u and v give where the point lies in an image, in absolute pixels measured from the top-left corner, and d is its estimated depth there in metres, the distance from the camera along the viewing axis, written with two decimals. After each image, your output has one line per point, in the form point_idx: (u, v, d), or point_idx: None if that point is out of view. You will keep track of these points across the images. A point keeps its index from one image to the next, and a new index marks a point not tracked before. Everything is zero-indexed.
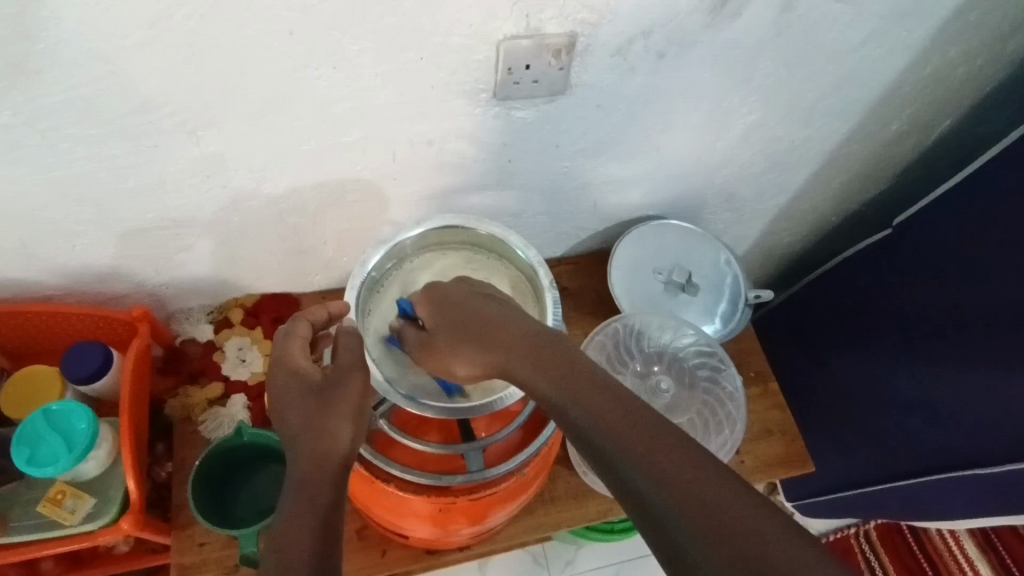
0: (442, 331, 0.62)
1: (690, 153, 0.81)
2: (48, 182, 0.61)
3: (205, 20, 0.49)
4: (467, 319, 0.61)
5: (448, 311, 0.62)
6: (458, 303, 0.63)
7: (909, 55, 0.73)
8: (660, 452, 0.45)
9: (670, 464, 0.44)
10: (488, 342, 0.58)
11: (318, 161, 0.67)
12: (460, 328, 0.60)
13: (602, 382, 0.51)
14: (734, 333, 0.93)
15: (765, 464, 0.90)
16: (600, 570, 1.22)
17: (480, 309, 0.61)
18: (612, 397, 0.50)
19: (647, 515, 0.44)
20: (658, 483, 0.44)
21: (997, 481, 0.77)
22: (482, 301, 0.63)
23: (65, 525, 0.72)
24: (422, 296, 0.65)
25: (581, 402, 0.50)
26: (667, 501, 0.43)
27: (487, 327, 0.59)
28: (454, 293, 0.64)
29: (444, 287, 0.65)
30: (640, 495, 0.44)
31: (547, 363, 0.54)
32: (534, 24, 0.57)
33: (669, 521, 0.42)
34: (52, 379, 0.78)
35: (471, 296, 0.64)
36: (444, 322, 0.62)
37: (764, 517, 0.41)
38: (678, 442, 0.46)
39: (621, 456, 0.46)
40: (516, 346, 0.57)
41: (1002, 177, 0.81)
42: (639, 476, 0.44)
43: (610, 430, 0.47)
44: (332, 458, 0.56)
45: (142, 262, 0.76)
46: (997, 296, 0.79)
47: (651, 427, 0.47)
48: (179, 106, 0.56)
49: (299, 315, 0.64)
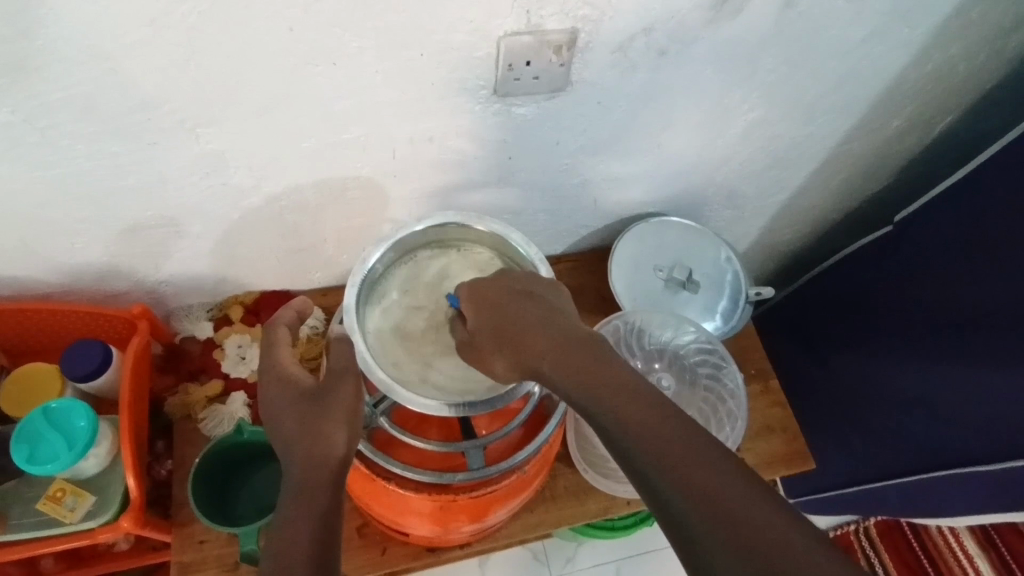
0: (481, 331, 0.61)
1: (691, 151, 0.81)
2: (48, 180, 0.61)
3: (204, 17, 0.49)
4: (502, 321, 0.60)
5: (485, 313, 0.61)
6: (494, 303, 0.61)
7: (911, 52, 0.73)
8: (680, 455, 0.45)
9: (689, 466, 0.45)
10: (525, 345, 0.58)
11: (318, 159, 0.67)
12: (496, 331, 0.59)
13: (628, 381, 0.52)
14: (734, 329, 0.93)
15: (766, 461, 0.90)
16: (601, 567, 1.22)
17: (515, 308, 0.60)
18: (635, 397, 0.50)
19: (666, 516, 0.44)
20: (677, 485, 0.44)
21: (998, 478, 0.77)
22: (518, 300, 0.61)
23: (66, 522, 0.72)
24: (466, 295, 0.63)
25: (606, 400, 0.51)
26: (685, 502, 0.43)
27: (525, 329, 0.58)
28: (491, 292, 0.62)
29: (484, 283, 0.63)
30: (659, 496, 0.45)
31: (580, 366, 0.54)
32: (534, 21, 0.56)
33: (689, 523, 0.43)
34: (51, 376, 0.77)
35: (509, 294, 0.62)
36: (484, 322, 0.61)
37: (780, 520, 0.42)
38: (697, 444, 0.46)
39: (641, 455, 0.46)
40: (550, 349, 0.56)
41: (1003, 174, 0.81)
42: (658, 477, 0.45)
43: (633, 430, 0.48)
44: (328, 461, 0.56)
45: (142, 260, 0.76)
46: (999, 293, 0.78)
47: (672, 429, 0.47)
48: (179, 104, 0.56)
49: (274, 322, 0.68)
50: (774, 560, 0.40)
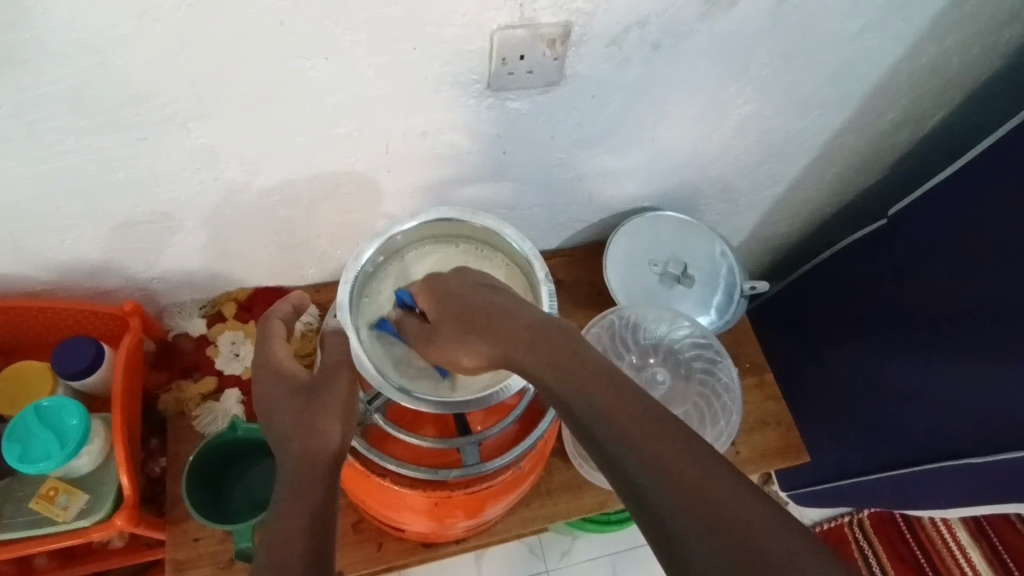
0: (444, 322, 0.61)
1: (686, 144, 0.80)
2: (37, 175, 0.60)
3: (194, 10, 0.48)
4: (467, 311, 0.60)
5: (446, 306, 0.61)
6: (458, 295, 0.62)
7: (906, 45, 0.73)
8: (657, 445, 0.45)
9: (670, 461, 0.44)
10: (490, 332, 0.57)
11: (311, 154, 0.66)
12: (460, 320, 0.60)
13: (606, 374, 0.51)
14: (729, 324, 0.93)
15: (760, 455, 0.90)
16: (596, 561, 1.22)
17: (477, 300, 0.61)
18: (610, 388, 0.50)
19: (648, 515, 0.43)
20: (659, 481, 0.43)
21: (991, 471, 0.78)
22: (478, 292, 0.62)
23: (59, 521, 0.72)
24: (422, 290, 0.65)
25: (581, 392, 0.50)
26: (666, 498, 0.42)
27: (488, 317, 0.59)
28: (450, 287, 0.63)
29: (442, 279, 0.65)
30: (640, 492, 0.44)
31: (549, 351, 0.54)
32: (529, 14, 0.56)
33: (664, 512, 0.42)
34: (43, 375, 0.77)
35: (467, 287, 0.63)
36: (447, 315, 0.61)
37: (766, 515, 0.41)
38: (678, 438, 0.45)
39: (616, 447, 0.46)
40: (518, 336, 0.56)
41: (997, 167, 0.81)
42: (641, 471, 0.44)
43: (609, 421, 0.47)
44: (322, 454, 0.56)
45: (133, 256, 0.75)
46: (992, 286, 0.79)
47: (653, 424, 0.46)
48: (169, 98, 0.55)
49: (270, 315, 0.69)
50: (758, 555, 0.39)
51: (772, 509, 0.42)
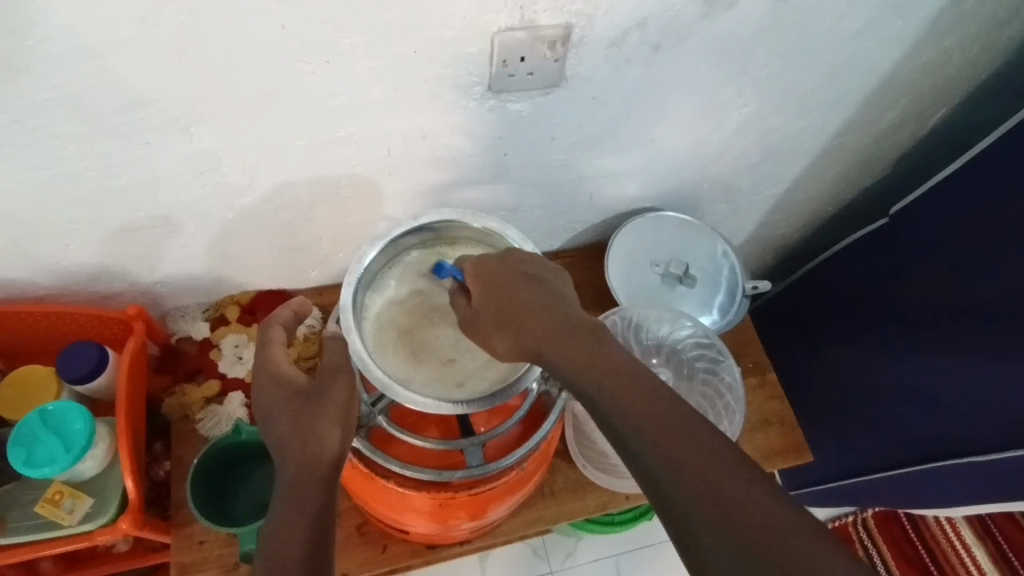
0: (485, 311, 0.59)
1: (686, 145, 0.81)
2: (38, 181, 0.60)
3: (195, 16, 0.49)
4: (509, 302, 0.58)
5: (491, 291, 0.60)
6: (503, 286, 0.60)
7: (905, 45, 0.73)
8: (679, 445, 0.45)
9: (689, 460, 0.45)
10: (527, 328, 0.57)
11: (312, 158, 0.67)
12: (500, 311, 0.58)
13: (629, 373, 0.51)
14: (731, 325, 0.92)
15: (763, 455, 0.90)
16: (600, 561, 1.22)
17: (519, 290, 0.59)
18: (636, 385, 0.50)
19: (667, 511, 0.44)
20: (678, 478, 0.44)
21: (995, 469, 0.78)
22: (525, 281, 0.60)
23: (63, 525, 0.72)
24: (473, 272, 0.62)
25: (608, 390, 0.50)
26: (686, 496, 0.43)
27: (526, 312, 0.58)
28: (500, 273, 0.61)
29: (492, 263, 0.62)
30: (659, 489, 0.44)
31: (579, 348, 0.54)
32: (528, 16, 0.56)
33: (686, 511, 0.43)
34: (47, 379, 0.77)
35: (515, 276, 0.60)
36: (490, 303, 0.59)
37: (782, 514, 0.42)
38: (699, 437, 0.46)
39: (639, 444, 0.46)
40: (553, 334, 0.56)
41: (997, 165, 0.81)
42: (663, 471, 0.45)
43: (633, 419, 0.48)
44: (322, 460, 0.56)
45: (135, 260, 0.76)
46: (994, 285, 0.79)
47: (674, 421, 0.47)
48: (170, 103, 0.56)
49: (269, 322, 0.67)
50: (775, 553, 0.40)
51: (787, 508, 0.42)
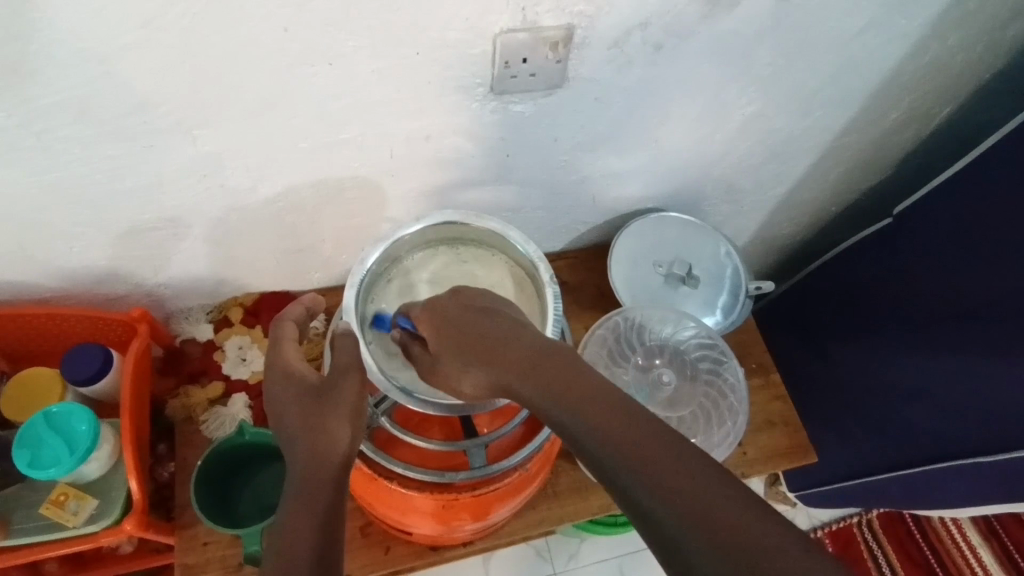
0: (445, 352, 0.60)
1: (689, 145, 0.80)
2: (44, 184, 0.61)
3: (198, 19, 0.49)
4: (467, 337, 0.59)
5: (445, 333, 0.60)
6: (457, 323, 0.60)
7: (908, 44, 0.72)
8: (650, 453, 0.44)
9: (662, 464, 0.43)
10: (492, 361, 0.56)
11: (315, 160, 0.67)
12: (461, 348, 0.58)
13: (597, 387, 0.51)
14: (735, 324, 0.92)
15: (767, 455, 0.90)
16: (604, 563, 1.22)
17: (475, 324, 0.60)
18: (605, 399, 0.49)
19: (647, 525, 0.42)
20: (658, 491, 0.42)
21: (1001, 470, 0.77)
22: (477, 315, 0.61)
23: (69, 527, 0.72)
24: (422, 317, 0.63)
25: (575, 408, 0.49)
26: (662, 506, 0.41)
27: (486, 343, 0.58)
28: (450, 313, 0.62)
29: (441, 305, 0.63)
30: (635, 503, 0.43)
31: (540, 373, 0.53)
32: (531, 17, 0.56)
33: (662, 522, 0.41)
34: (52, 381, 0.77)
35: (466, 312, 0.61)
36: (446, 344, 0.60)
37: (770, 527, 0.39)
38: (671, 444, 0.44)
39: (610, 459, 0.45)
40: (516, 360, 0.55)
41: (1002, 164, 0.81)
42: (636, 482, 0.43)
43: (602, 432, 0.47)
44: (332, 457, 0.56)
45: (139, 262, 0.76)
46: (999, 285, 0.78)
47: (647, 432, 0.46)
48: (174, 106, 0.56)
49: (282, 317, 0.69)
50: (766, 565, 0.37)
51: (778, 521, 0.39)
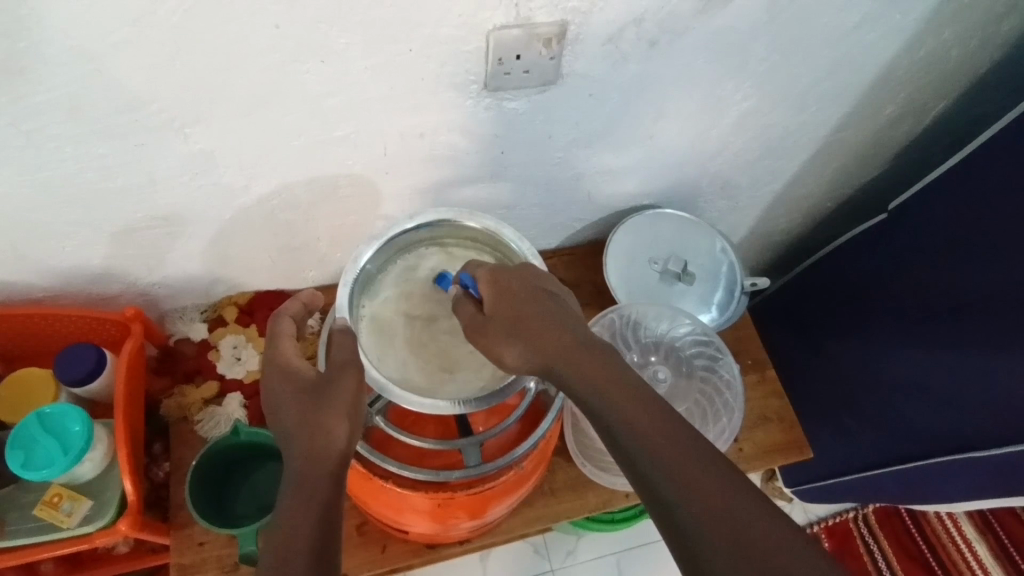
0: (497, 319, 0.60)
1: (685, 141, 0.80)
2: (34, 183, 0.60)
3: (189, 16, 0.48)
4: (523, 316, 0.59)
5: (507, 301, 0.60)
6: (518, 295, 0.61)
7: (903, 38, 0.72)
8: (673, 448, 0.48)
9: (683, 462, 0.47)
10: (542, 343, 0.58)
11: (308, 157, 0.66)
12: (515, 321, 0.59)
13: (626, 380, 0.54)
14: (731, 320, 0.92)
15: (764, 451, 0.90)
16: (600, 560, 1.22)
17: (535, 303, 0.60)
18: (631, 393, 0.52)
19: (662, 511, 0.46)
20: (677, 485, 0.46)
21: (998, 464, 0.77)
22: (540, 296, 0.61)
23: (64, 528, 0.71)
24: (489, 279, 0.62)
25: (605, 395, 0.53)
26: (678, 499, 0.46)
27: (541, 325, 0.59)
28: (514, 282, 0.62)
29: (508, 270, 0.62)
30: (656, 492, 0.47)
31: (574, 360, 0.56)
32: (524, 13, 0.56)
33: (680, 514, 0.45)
34: (46, 381, 0.77)
35: (533, 290, 0.62)
36: (502, 311, 0.60)
37: (780, 530, 0.44)
38: (691, 445, 0.48)
39: (635, 447, 0.49)
40: (563, 349, 0.57)
41: (998, 158, 0.80)
42: (658, 474, 0.47)
43: (629, 423, 0.50)
44: (330, 455, 0.55)
45: (133, 262, 0.75)
46: (995, 279, 0.78)
47: (671, 429, 0.49)
48: (166, 104, 0.56)
49: (279, 313, 0.68)
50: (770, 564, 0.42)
51: (780, 518, 0.45)
